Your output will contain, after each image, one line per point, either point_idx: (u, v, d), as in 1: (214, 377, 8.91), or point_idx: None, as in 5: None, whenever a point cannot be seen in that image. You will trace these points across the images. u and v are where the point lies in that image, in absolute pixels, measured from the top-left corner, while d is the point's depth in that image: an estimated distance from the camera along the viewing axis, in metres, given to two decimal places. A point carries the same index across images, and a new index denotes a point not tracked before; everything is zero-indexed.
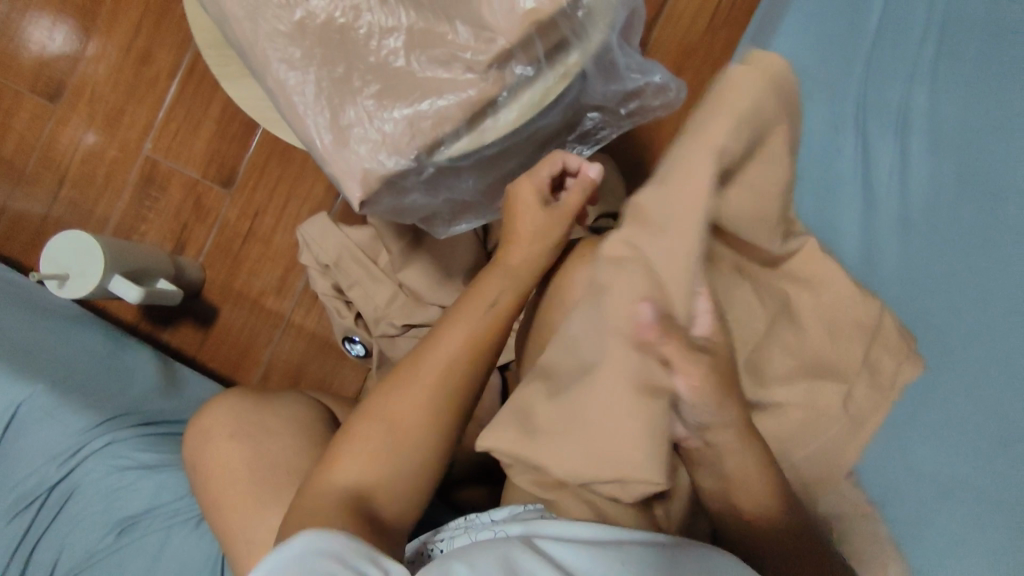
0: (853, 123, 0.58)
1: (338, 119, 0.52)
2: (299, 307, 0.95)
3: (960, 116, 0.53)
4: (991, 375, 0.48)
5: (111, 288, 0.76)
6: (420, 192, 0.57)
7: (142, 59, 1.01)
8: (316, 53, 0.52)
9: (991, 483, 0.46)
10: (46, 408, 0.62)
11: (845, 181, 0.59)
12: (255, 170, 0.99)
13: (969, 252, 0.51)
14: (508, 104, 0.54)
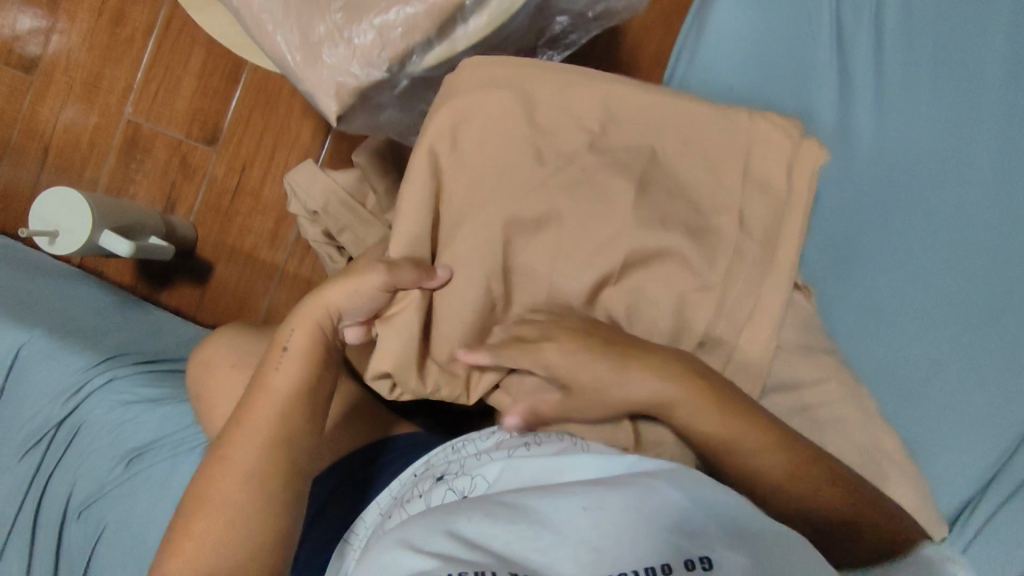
0: (830, 19, 0.59)
1: (307, 33, 0.49)
2: (293, 257, 0.96)
3: (932, 8, 0.56)
4: (978, 244, 0.54)
5: (101, 243, 0.76)
6: (396, 108, 0.55)
7: (116, 19, 0.99)
8: None
9: (977, 340, 0.54)
10: (47, 350, 0.59)
11: (823, 78, 0.59)
12: (240, 124, 0.97)
13: (953, 139, 0.55)
14: (477, 10, 0.50)
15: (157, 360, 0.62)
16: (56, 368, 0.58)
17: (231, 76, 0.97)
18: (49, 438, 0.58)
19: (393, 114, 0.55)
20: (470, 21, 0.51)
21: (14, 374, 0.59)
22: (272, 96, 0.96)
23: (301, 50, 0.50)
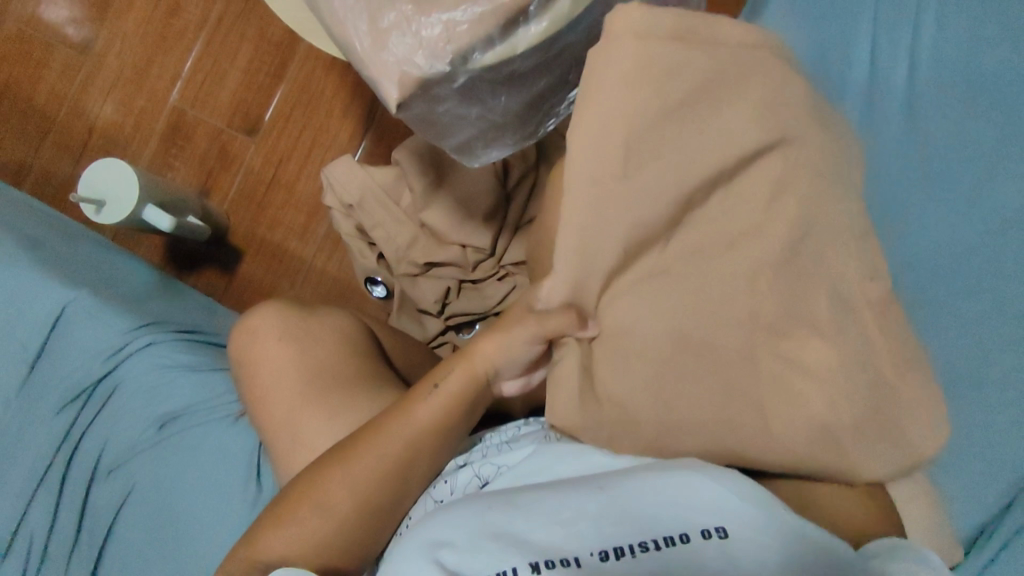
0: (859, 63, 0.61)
1: (376, 22, 0.52)
2: (322, 253, 0.97)
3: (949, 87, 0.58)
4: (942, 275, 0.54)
5: (145, 217, 0.78)
6: (453, 104, 0.57)
7: (172, 11, 1.03)
8: None
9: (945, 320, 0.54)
10: (90, 311, 0.61)
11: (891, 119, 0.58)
12: (281, 119, 1.00)
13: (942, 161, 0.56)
14: (539, 14, 0.53)
15: (196, 333, 0.64)
16: (99, 328, 0.60)
17: (277, 73, 1.00)
18: (85, 395, 0.59)
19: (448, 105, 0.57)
20: (532, 25, 0.54)
21: (54, 335, 0.60)
22: (315, 95, 0.99)
23: (368, 37, 0.52)
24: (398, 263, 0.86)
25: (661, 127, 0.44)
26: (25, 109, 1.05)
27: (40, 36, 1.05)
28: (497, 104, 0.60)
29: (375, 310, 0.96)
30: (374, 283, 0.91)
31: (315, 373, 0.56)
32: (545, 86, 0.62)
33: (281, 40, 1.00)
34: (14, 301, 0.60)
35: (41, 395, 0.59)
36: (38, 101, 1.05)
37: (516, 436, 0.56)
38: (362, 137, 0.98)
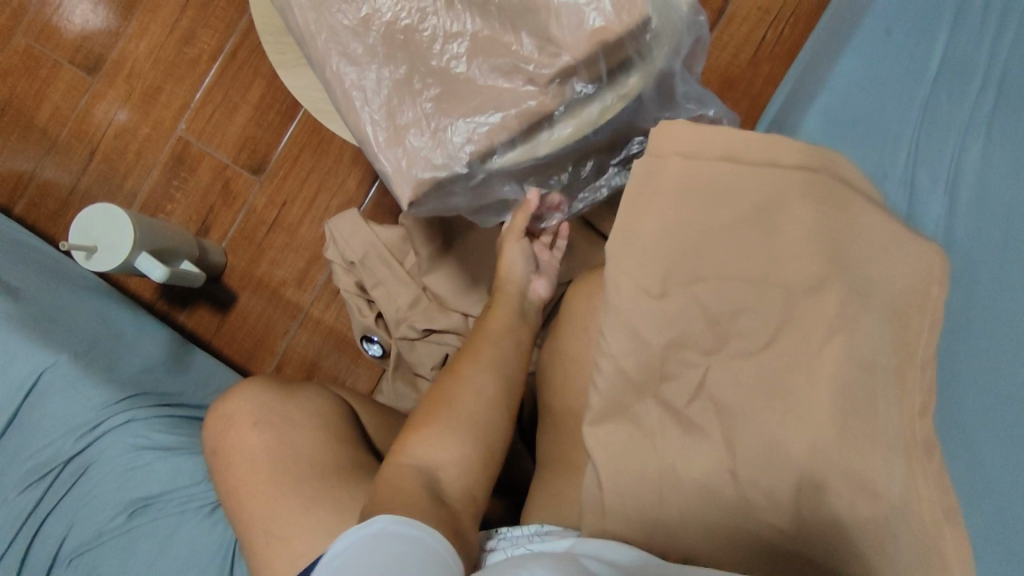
0: (905, 148, 0.55)
1: (393, 116, 0.51)
2: (319, 301, 0.95)
3: (1013, 170, 0.48)
4: (1012, 414, 0.43)
5: (138, 265, 0.75)
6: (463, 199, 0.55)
7: (185, 39, 1.01)
8: (378, 51, 0.51)
9: (1005, 467, 0.42)
10: (69, 379, 0.58)
11: (930, 209, 0.52)
12: (288, 160, 0.97)
13: (1010, 250, 0.46)
14: (564, 119, 0.52)
15: (177, 405, 0.61)
16: (74, 399, 0.57)
17: (288, 111, 0.98)
18: (54, 473, 0.56)
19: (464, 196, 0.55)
20: (557, 130, 0.52)
21: (27, 404, 0.57)
22: (326, 138, 0.97)
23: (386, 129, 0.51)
24: (397, 325, 0.83)
25: (703, 249, 0.47)
26: (26, 126, 1.02)
27: (48, 54, 1.02)
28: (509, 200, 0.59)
29: (368, 365, 0.93)
30: (369, 341, 0.87)
31: (297, 470, 0.52)
32: (567, 174, 0.59)
33: None
34: None
35: (11, 465, 0.56)
36: (40, 120, 1.02)
37: (544, 532, 0.52)
38: (371, 186, 0.95)
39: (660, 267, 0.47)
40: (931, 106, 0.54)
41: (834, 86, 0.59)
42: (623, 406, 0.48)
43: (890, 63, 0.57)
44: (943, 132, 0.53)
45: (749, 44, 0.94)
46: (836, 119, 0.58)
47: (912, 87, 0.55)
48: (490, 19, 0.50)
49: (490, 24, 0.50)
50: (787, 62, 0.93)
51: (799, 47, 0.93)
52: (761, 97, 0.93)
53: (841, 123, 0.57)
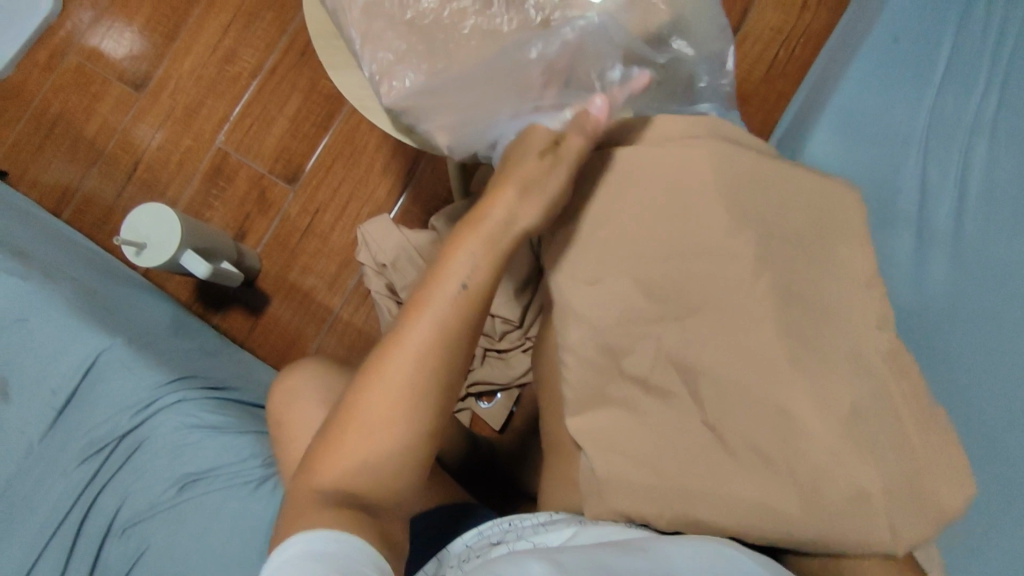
0: (917, 144, 0.58)
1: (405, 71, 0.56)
2: (349, 304, 0.98)
3: (1016, 177, 0.55)
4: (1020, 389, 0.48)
5: (183, 262, 0.79)
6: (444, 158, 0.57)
7: (227, 57, 1.07)
8: (418, 49, 0.56)
9: None
10: (123, 361, 0.61)
11: (940, 204, 0.57)
12: (321, 170, 1.02)
13: (1012, 246, 0.54)
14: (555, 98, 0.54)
15: (222, 389, 0.64)
16: (131, 379, 0.60)
17: (323, 124, 1.03)
18: (109, 449, 0.59)
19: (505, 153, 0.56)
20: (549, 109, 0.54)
21: (86, 383, 0.60)
22: (358, 149, 1.02)
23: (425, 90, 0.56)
24: None
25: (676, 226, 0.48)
26: (74, 139, 1.08)
27: (98, 72, 1.09)
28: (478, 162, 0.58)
29: None
30: None
31: None
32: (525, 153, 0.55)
33: (330, 93, 1.04)
34: (50, 345, 0.61)
35: (68, 440, 0.59)
36: (88, 133, 1.08)
37: (550, 520, 0.52)
38: (400, 195, 0.99)
39: (638, 255, 0.49)
40: (937, 110, 0.58)
41: (854, 75, 0.60)
42: (622, 390, 0.49)
43: (903, 61, 0.59)
44: (950, 132, 0.58)
45: (762, 62, 0.99)
46: (846, 125, 0.59)
47: (921, 93, 0.58)
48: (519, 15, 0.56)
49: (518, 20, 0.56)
50: (797, 79, 0.98)
51: (808, 66, 0.98)
52: (774, 112, 0.98)
53: (853, 130, 0.59)
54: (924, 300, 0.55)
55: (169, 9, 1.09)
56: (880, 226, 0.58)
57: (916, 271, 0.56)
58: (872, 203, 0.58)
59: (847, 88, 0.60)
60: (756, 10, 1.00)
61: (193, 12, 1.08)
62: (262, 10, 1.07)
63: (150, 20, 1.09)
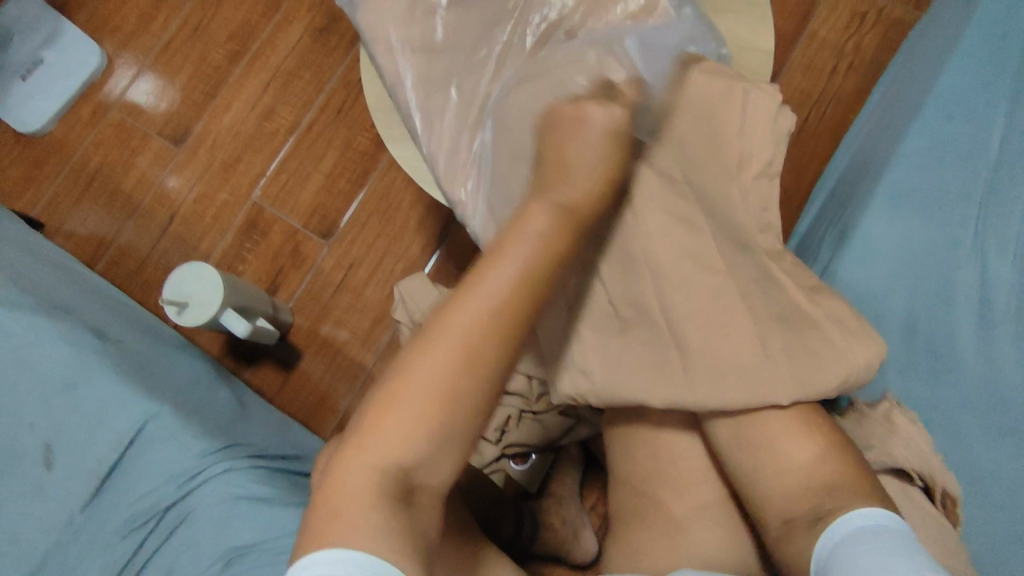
0: (975, 219, 0.59)
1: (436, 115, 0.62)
2: (382, 362, 0.98)
3: None
4: None
5: (222, 321, 0.78)
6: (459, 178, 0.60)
7: (266, 114, 1.09)
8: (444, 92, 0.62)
9: None
10: (170, 429, 0.60)
11: (1000, 275, 0.58)
12: (356, 226, 1.03)
13: None
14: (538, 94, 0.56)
15: (266, 458, 0.63)
16: (175, 449, 0.59)
17: (359, 180, 1.04)
18: (154, 521, 0.57)
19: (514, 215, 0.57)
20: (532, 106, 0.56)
21: (131, 452, 0.59)
22: (393, 205, 1.02)
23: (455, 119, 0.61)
24: None
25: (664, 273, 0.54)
26: (112, 191, 1.09)
27: (140, 127, 1.11)
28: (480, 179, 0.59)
29: None
30: None
31: None
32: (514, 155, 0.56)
33: (367, 150, 1.05)
34: (97, 411, 0.60)
35: (111, 512, 0.57)
36: (127, 186, 1.10)
37: None
38: (434, 252, 1.00)
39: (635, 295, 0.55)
40: (995, 189, 0.59)
41: (912, 149, 0.60)
42: None
43: (957, 136, 0.60)
44: (1007, 206, 0.59)
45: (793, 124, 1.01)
46: (904, 199, 0.60)
47: (976, 172, 0.60)
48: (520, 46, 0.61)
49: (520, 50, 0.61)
50: (828, 142, 1.00)
51: (839, 129, 1.00)
52: (806, 173, 0.99)
53: (911, 205, 0.60)
54: (985, 373, 0.56)
55: (211, 67, 1.12)
56: (939, 307, 0.58)
57: (984, 353, 0.56)
58: (926, 280, 0.58)
59: (905, 161, 0.60)
60: (785, 76, 1.03)
61: (234, 71, 1.11)
62: (302, 69, 1.10)
63: (193, 77, 1.12)
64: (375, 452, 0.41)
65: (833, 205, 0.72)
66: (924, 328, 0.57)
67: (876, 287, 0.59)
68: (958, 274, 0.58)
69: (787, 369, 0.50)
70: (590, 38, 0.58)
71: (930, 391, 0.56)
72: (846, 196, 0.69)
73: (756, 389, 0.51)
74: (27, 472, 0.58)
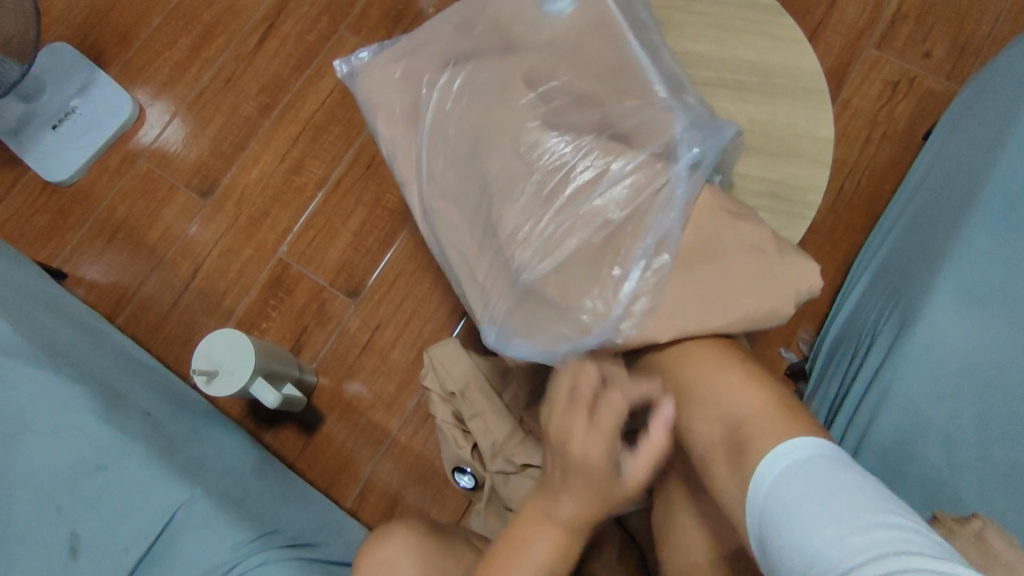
0: None
1: (439, 205, 0.61)
2: (408, 427, 0.95)
3: None
4: None
5: (252, 391, 0.76)
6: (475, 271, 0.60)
7: (294, 168, 1.09)
8: (448, 176, 0.60)
9: None
10: (204, 516, 0.57)
11: None
12: (384, 285, 1.01)
13: None
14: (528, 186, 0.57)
15: (302, 547, 0.60)
16: (208, 539, 0.56)
17: (387, 238, 1.03)
18: None
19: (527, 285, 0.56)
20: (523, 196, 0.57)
21: (163, 541, 0.56)
22: (422, 264, 1.01)
23: (457, 209, 0.60)
24: (494, 458, 0.82)
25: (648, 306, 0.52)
26: (137, 243, 1.08)
27: (167, 178, 1.10)
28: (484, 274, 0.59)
29: (456, 495, 0.92)
30: (461, 473, 0.87)
31: None
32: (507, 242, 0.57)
33: (396, 208, 1.04)
34: (127, 496, 0.57)
35: None
36: (152, 238, 1.08)
37: None
38: (463, 314, 0.98)
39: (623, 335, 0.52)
40: None
41: (969, 242, 0.60)
42: None
43: (1015, 231, 0.60)
44: None
45: (828, 193, 1.01)
46: (966, 298, 0.59)
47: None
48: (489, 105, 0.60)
49: (489, 109, 0.60)
50: (863, 212, 0.99)
51: (874, 199, 1.00)
52: (841, 243, 0.98)
53: (973, 303, 0.59)
54: None
55: (241, 120, 1.12)
56: (1014, 406, 0.56)
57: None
58: (996, 376, 0.57)
59: (963, 256, 0.60)
60: None
61: (264, 124, 1.11)
62: (331, 124, 1.10)
63: (220, 130, 1.12)
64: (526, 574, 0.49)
65: (882, 286, 0.70)
66: (997, 426, 0.56)
67: (943, 386, 0.58)
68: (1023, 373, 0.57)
69: (703, 301, 0.50)
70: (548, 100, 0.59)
71: (1006, 499, 0.54)
72: (897, 280, 0.67)
73: (678, 321, 0.50)
74: (49, 561, 0.55)
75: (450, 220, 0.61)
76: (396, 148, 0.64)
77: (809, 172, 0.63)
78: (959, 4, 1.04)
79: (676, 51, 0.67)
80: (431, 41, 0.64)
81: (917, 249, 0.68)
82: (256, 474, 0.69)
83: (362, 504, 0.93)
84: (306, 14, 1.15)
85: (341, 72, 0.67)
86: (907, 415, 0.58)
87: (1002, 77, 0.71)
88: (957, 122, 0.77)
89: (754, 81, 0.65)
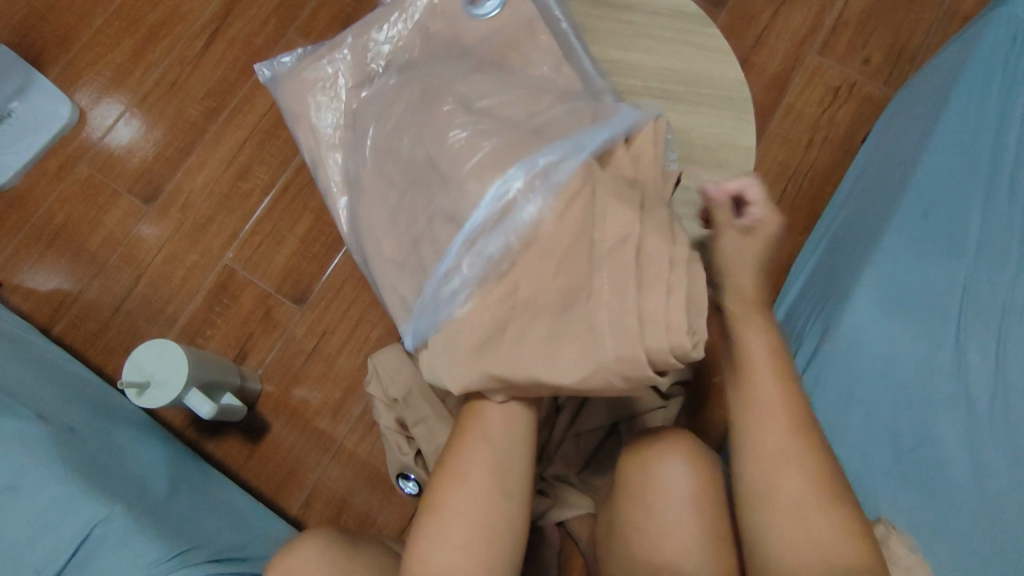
0: (951, 321, 0.60)
1: (357, 205, 0.61)
2: (354, 433, 0.95)
3: None
4: None
5: (187, 402, 0.74)
6: (389, 269, 0.59)
7: (241, 174, 1.07)
8: (367, 177, 0.61)
9: None
10: (121, 534, 0.56)
11: (976, 374, 0.59)
12: (331, 290, 1.00)
13: None
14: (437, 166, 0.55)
15: (225, 562, 0.59)
16: (125, 557, 0.55)
17: (334, 244, 1.02)
18: None
19: (431, 292, 0.54)
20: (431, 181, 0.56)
21: (79, 559, 0.55)
22: None
23: (373, 204, 0.60)
24: (436, 464, 0.82)
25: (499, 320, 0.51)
26: (77, 250, 1.06)
27: (110, 183, 1.08)
28: (399, 268, 0.58)
29: (401, 502, 0.92)
30: (405, 479, 0.86)
31: None
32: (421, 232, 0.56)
33: None
34: (42, 514, 0.56)
35: None
36: (93, 244, 1.06)
37: None
38: None
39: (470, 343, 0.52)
40: (972, 287, 0.61)
41: (889, 247, 0.62)
42: None
43: (933, 237, 0.62)
44: (979, 305, 0.61)
45: (770, 197, 1.02)
46: (885, 302, 0.61)
47: (956, 264, 0.61)
48: (408, 101, 0.60)
49: (407, 104, 0.59)
50: (804, 214, 1.01)
51: (815, 203, 1.02)
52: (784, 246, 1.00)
53: (892, 308, 0.61)
54: (970, 475, 0.56)
55: (186, 125, 1.10)
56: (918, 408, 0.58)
57: (972, 459, 0.57)
58: (912, 382, 0.59)
59: (883, 260, 0.62)
60: (762, 147, 1.04)
61: (209, 128, 1.09)
62: (278, 129, 1.08)
63: (163, 133, 1.10)
64: (463, 523, 0.53)
65: (811, 292, 0.72)
66: (908, 426, 0.58)
67: (863, 388, 0.59)
68: (935, 373, 0.59)
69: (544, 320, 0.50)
70: (466, 89, 0.58)
71: (921, 500, 0.56)
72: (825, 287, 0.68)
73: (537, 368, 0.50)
74: None
75: (365, 216, 0.60)
76: (317, 148, 0.64)
77: (733, 180, 0.65)
78: (897, 13, 1.07)
79: (604, 58, 0.67)
80: (355, 46, 0.64)
81: (843, 253, 0.70)
82: (185, 487, 0.68)
83: (307, 511, 0.92)
84: (254, 17, 1.13)
85: (263, 76, 0.67)
86: (831, 417, 0.59)
87: (926, 89, 0.75)
88: (886, 132, 0.81)
89: (680, 90, 0.66)
